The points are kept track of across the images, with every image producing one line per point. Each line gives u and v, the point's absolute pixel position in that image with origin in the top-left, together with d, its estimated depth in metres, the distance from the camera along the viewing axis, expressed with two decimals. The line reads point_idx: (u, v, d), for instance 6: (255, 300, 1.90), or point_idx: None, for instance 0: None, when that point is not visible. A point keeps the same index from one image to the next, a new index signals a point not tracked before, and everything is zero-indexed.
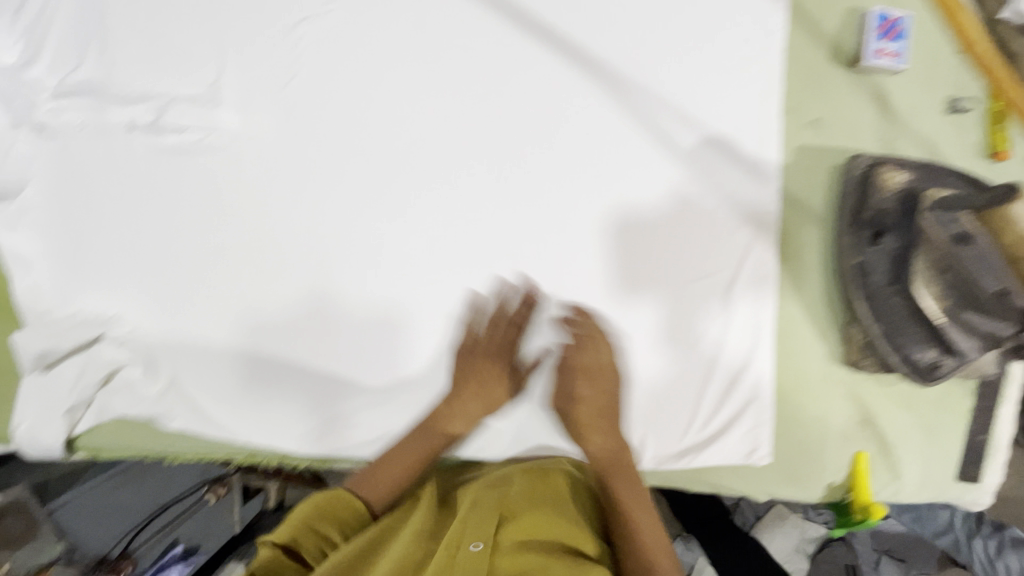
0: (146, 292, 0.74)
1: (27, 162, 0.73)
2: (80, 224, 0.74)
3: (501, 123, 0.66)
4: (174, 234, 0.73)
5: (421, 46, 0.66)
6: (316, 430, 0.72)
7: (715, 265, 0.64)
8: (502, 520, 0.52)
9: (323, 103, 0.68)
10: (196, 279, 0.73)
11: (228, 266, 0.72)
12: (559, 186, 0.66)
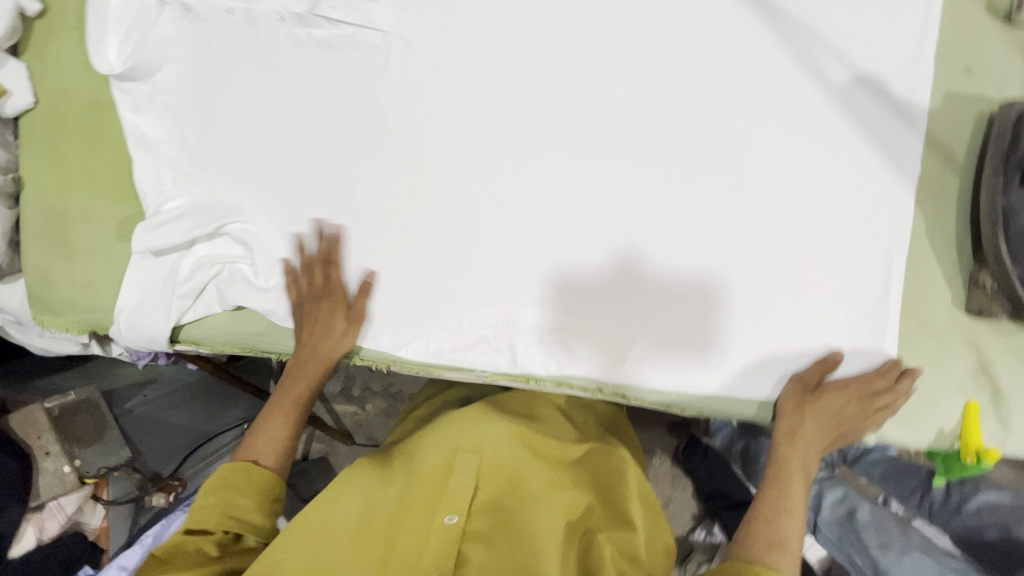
0: (268, 187, 0.74)
1: (168, 42, 0.72)
2: (211, 111, 0.73)
3: (655, 47, 0.67)
4: (306, 129, 0.72)
5: None
6: (430, 338, 0.73)
7: (854, 203, 0.66)
8: (446, 473, 0.67)
9: (480, 11, 0.69)
10: (320, 177, 0.73)
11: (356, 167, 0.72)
12: (706, 115, 0.67)
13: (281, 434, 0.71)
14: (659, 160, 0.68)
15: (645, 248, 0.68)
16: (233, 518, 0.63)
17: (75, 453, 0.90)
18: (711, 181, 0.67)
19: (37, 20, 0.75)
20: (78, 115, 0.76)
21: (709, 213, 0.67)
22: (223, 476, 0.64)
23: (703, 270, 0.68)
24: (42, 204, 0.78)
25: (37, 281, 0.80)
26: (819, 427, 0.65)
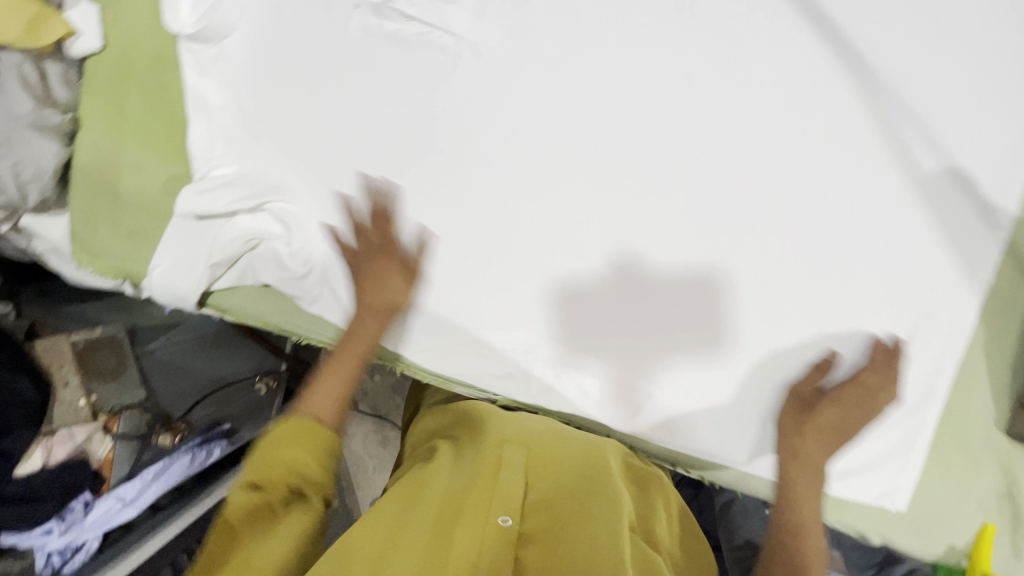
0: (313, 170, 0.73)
1: (240, 11, 0.72)
2: (271, 86, 0.73)
3: (736, 100, 0.63)
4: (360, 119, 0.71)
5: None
6: (443, 348, 0.73)
7: (913, 301, 0.62)
8: (499, 457, 0.67)
9: (557, 31, 0.65)
10: (365, 170, 0.71)
11: (405, 169, 0.70)
12: (774, 178, 0.63)
13: (348, 376, 0.66)
14: (715, 217, 0.65)
15: (681, 303, 0.66)
16: (275, 484, 0.57)
17: (93, 389, 0.94)
18: (766, 247, 0.64)
19: None
20: (143, 67, 0.76)
21: (755, 281, 0.65)
22: (282, 437, 0.58)
23: (737, 339, 0.66)
24: (94, 148, 0.78)
25: (81, 223, 0.81)
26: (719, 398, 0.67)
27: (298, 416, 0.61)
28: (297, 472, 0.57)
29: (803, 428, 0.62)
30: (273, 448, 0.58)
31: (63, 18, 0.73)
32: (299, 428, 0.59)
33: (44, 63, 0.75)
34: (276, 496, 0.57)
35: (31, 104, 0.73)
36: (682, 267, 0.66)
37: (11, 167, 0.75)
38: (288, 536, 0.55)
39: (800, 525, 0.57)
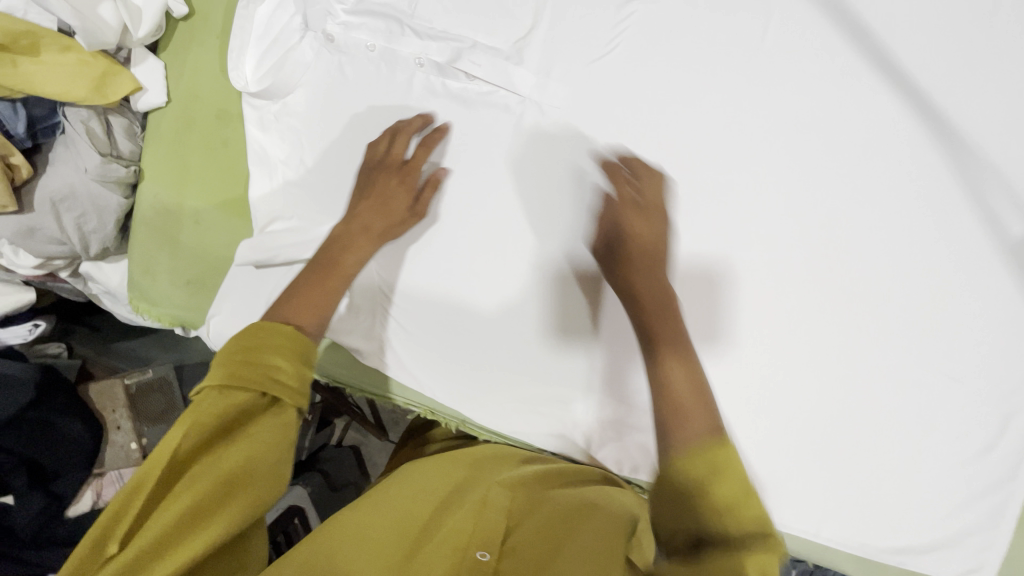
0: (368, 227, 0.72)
1: (304, 69, 0.73)
2: (329, 142, 0.73)
3: (812, 161, 0.62)
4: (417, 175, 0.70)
5: (753, 58, 0.62)
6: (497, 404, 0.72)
7: (991, 369, 0.61)
8: (484, 497, 0.54)
9: (625, 89, 0.64)
10: (421, 226, 0.70)
11: (465, 224, 0.69)
12: (846, 243, 0.61)
13: (323, 304, 0.59)
14: (785, 283, 0.62)
15: (748, 372, 0.63)
16: (276, 376, 0.49)
17: (143, 431, 0.94)
18: (838, 314, 0.62)
19: (182, 22, 0.76)
20: (205, 121, 0.77)
21: (826, 349, 0.62)
22: (270, 340, 0.50)
23: (813, 405, 0.63)
24: (155, 199, 0.80)
25: (139, 271, 0.82)
26: (644, 222, 0.61)
27: (291, 332, 0.52)
28: (284, 383, 0.49)
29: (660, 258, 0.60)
30: (286, 344, 0.51)
31: (130, 73, 0.74)
32: (304, 347, 0.52)
33: (110, 117, 0.77)
34: (273, 389, 0.49)
35: (98, 158, 0.75)
36: (750, 335, 0.62)
37: (77, 219, 0.77)
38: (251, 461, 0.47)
39: (671, 389, 0.49)
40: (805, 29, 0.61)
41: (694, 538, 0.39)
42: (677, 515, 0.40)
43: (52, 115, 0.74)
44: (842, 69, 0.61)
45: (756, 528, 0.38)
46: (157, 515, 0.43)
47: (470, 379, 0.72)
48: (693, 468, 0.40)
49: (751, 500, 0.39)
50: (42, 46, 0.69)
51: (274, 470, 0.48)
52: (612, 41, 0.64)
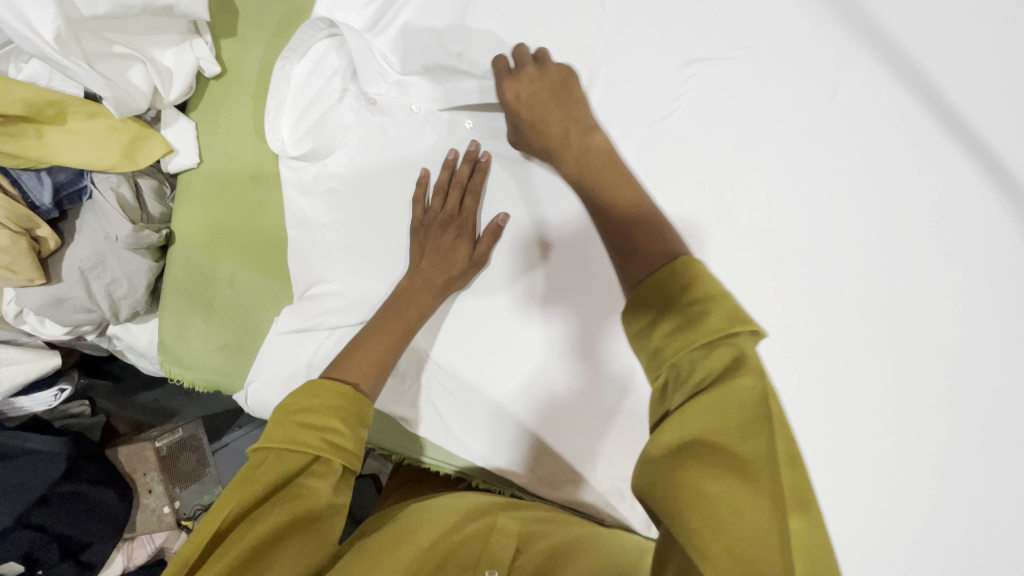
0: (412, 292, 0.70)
1: (344, 130, 0.70)
2: (371, 205, 0.71)
3: (885, 228, 0.58)
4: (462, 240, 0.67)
5: (818, 123, 0.59)
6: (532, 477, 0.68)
7: None
8: (491, 526, 0.56)
9: (682, 155, 0.62)
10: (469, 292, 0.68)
11: (506, 290, 0.67)
12: (929, 319, 0.57)
13: (379, 363, 0.61)
14: (862, 358, 0.58)
15: (825, 452, 0.59)
16: (331, 437, 0.50)
17: (175, 494, 0.91)
18: (924, 395, 0.57)
19: (213, 80, 0.73)
20: (239, 182, 0.74)
21: (911, 431, 0.57)
22: (324, 400, 0.52)
23: (891, 490, 0.58)
24: (188, 262, 0.77)
25: (171, 335, 0.79)
26: (556, 113, 0.61)
27: (347, 393, 0.53)
28: (334, 441, 0.50)
29: (613, 158, 0.59)
30: (340, 406, 0.52)
31: (161, 136, 0.71)
32: (358, 410, 0.53)
33: (139, 180, 0.74)
34: (328, 452, 0.49)
35: (129, 227, 0.71)
36: (823, 412, 0.59)
37: (108, 287, 0.74)
38: (296, 530, 0.45)
39: (612, 220, 0.53)
40: (874, 92, 0.58)
41: (693, 437, 0.36)
42: (643, 330, 0.43)
43: (78, 180, 0.71)
44: (921, 133, 0.57)
45: (728, 362, 0.37)
46: (201, 571, 0.41)
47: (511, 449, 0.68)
48: (644, 298, 0.43)
49: (737, 415, 0.35)
50: (68, 114, 0.65)
51: (316, 539, 0.46)
52: (669, 106, 0.62)
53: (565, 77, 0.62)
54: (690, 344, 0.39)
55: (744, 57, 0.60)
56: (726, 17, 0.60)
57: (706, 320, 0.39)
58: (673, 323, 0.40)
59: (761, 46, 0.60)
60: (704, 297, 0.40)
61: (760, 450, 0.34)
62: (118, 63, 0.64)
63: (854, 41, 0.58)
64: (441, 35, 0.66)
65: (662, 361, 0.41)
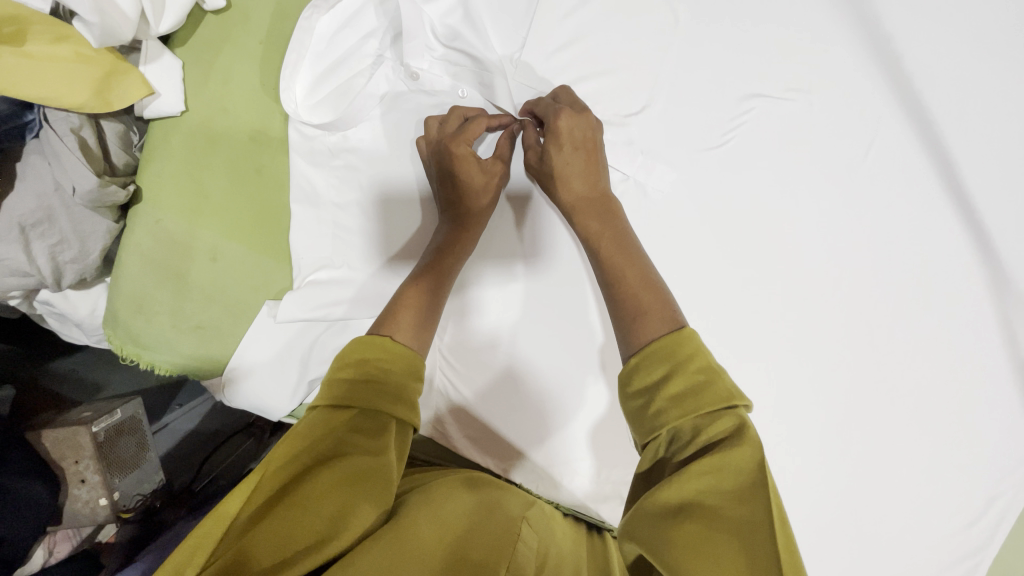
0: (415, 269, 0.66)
1: (376, 101, 0.64)
2: (395, 190, 0.65)
3: (877, 281, 0.64)
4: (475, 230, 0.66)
5: (836, 178, 0.63)
6: (549, 464, 0.67)
7: (995, 488, 0.66)
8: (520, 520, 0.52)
9: (711, 188, 0.63)
10: (496, 286, 0.66)
11: (540, 275, 0.65)
12: (910, 364, 0.65)
13: (422, 324, 0.53)
14: (850, 391, 0.66)
15: (806, 468, 0.67)
16: (373, 392, 0.45)
17: (113, 485, 0.77)
18: (894, 426, 0.66)
19: (212, 14, 0.63)
20: (233, 142, 0.64)
21: (876, 457, 0.67)
22: (365, 354, 0.47)
23: (838, 503, 0.67)
24: (158, 227, 0.64)
25: (127, 312, 0.65)
26: (575, 169, 0.60)
27: (392, 349, 0.48)
28: (380, 399, 0.45)
29: (621, 228, 0.59)
30: (385, 361, 0.47)
31: (141, 74, 0.59)
32: (405, 364, 0.48)
33: (102, 123, 0.62)
34: (372, 406, 0.44)
35: (94, 180, 0.59)
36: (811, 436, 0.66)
37: (53, 248, 0.60)
38: (340, 488, 0.41)
39: (622, 278, 0.55)
40: (886, 159, 0.63)
41: (691, 498, 0.38)
42: (645, 389, 0.45)
43: (22, 113, 0.59)
44: (931, 197, 0.63)
45: (729, 431, 0.40)
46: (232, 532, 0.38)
47: (510, 438, 0.68)
48: (652, 362, 0.45)
49: (732, 480, 0.37)
50: (30, 35, 0.52)
51: (367, 499, 0.42)
52: (708, 137, 0.63)
53: (590, 139, 0.60)
54: (692, 410, 0.41)
55: (783, 103, 0.63)
56: (789, 57, 0.63)
57: (706, 391, 0.42)
58: (675, 390, 0.43)
59: (799, 96, 0.63)
60: (708, 369, 0.43)
61: (755, 514, 0.35)
62: None
63: (877, 108, 0.63)
64: (497, 23, 0.63)
65: (662, 424, 0.43)
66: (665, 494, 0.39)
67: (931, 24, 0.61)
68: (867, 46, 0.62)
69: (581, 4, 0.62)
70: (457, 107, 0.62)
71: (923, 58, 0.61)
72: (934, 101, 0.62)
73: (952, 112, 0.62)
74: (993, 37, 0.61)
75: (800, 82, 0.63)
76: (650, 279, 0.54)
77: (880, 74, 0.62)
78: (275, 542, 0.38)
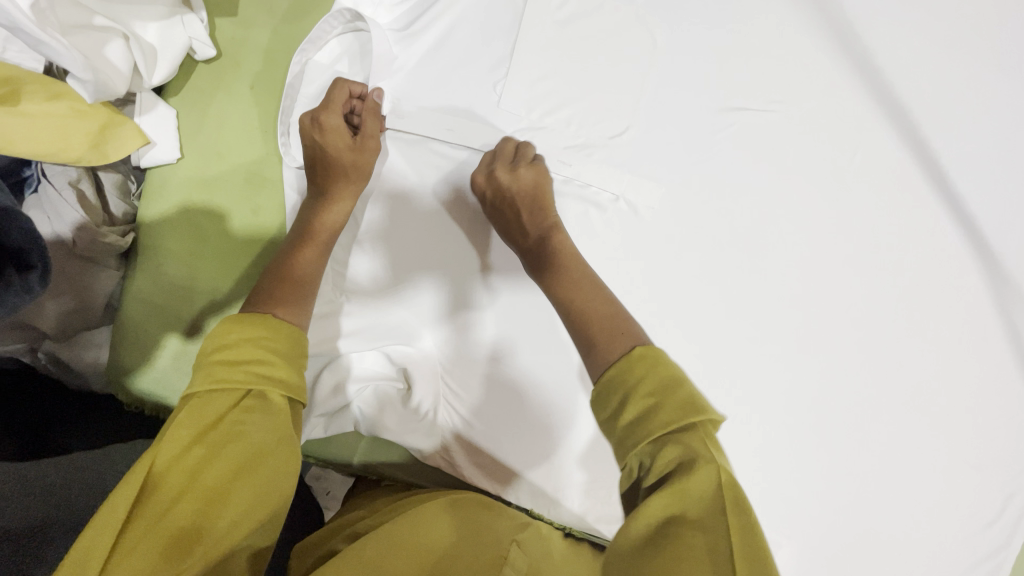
0: (411, 296, 0.66)
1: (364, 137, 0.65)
2: (395, 223, 0.66)
3: (866, 281, 0.64)
4: (472, 255, 0.66)
5: (815, 183, 0.64)
6: (537, 489, 0.67)
7: (999, 482, 0.66)
8: (503, 557, 0.50)
9: (694, 199, 0.64)
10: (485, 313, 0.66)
11: (519, 299, 0.66)
12: (910, 364, 0.65)
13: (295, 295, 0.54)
14: (849, 393, 0.65)
15: (815, 477, 0.65)
16: (262, 370, 0.45)
17: None
18: (902, 429, 0.65)
19: (204, 63, 0.65)
20: (228, 183, 0.65)
21: (888, 461, 0.65)
22: (246, 334, 0.47)
23: (850, 510, 0.65)
24: (160, 274, 0.64)
25: (129, 357, 0.66)
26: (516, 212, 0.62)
27: (273, 324, 0.48)
28: (271, 377, 0.45)
29: (567, 259, 0.59)
30: (268, 339, 0.47)
31: (135, 123, 0.61)
32: (289, 340, 0.48)
33: (100, 174, 0.63)
34: (260, 385, 0.45)
35: (92, 232, 0.61)
36: (821, 444, 0.65)
37: (59, 302, 0.61)
38: (241, 476, 0.41)
39: (581, 301, 0.55)
40: (865, 161, 0.64)
41: (659, 526, 0.36)
42: (608, 418, 0.44)
43: (21, 168, 0.60)
44: (911, 196, 0.64)
45: (675, 461, 0.38)
46: (130, 534, 0.38)
47: (512, 461, 0.66)
48: (610, 390, 0.44)
49: (695, 507, 0.36)
50: (24, 94, 0.52)
51: (272, 484, 0.43)
52: (688, 150, 0.64)
53: (534, 179, 0.62)
54: (647, 435, 0.40)
55: (760, 114, 0.64)
56: (769, 71, 0.64)
57: (656, 415, 0.40)
58: (630, 418, 0.42)
59: (775, 106, 0.64)
60: (658, 389, 0.42)
61: (717, 542, 0.35)
62: (97, 37, 0.54)
63: (853, 113, 0.64)
64: (481, 56, 0.65)
65: (628, 452, 0.41)
66: (639, 520, 0.37)
67: (897, 31, 0.63)
68: (837, 55, 0.63)
69: (556, 32, 0.64)
70: (340, 79, 0.63)
71: (893, 63, 0.63)
72: (907, 103, 0.63)
73: (926, 114, 0.63)
74: (957, 41, 0.63)
75: (776, 93, 0.64)
76: (608, 305, 0.55)
77: (853, 81, 0.63)
78: (180, 537, 0.38)
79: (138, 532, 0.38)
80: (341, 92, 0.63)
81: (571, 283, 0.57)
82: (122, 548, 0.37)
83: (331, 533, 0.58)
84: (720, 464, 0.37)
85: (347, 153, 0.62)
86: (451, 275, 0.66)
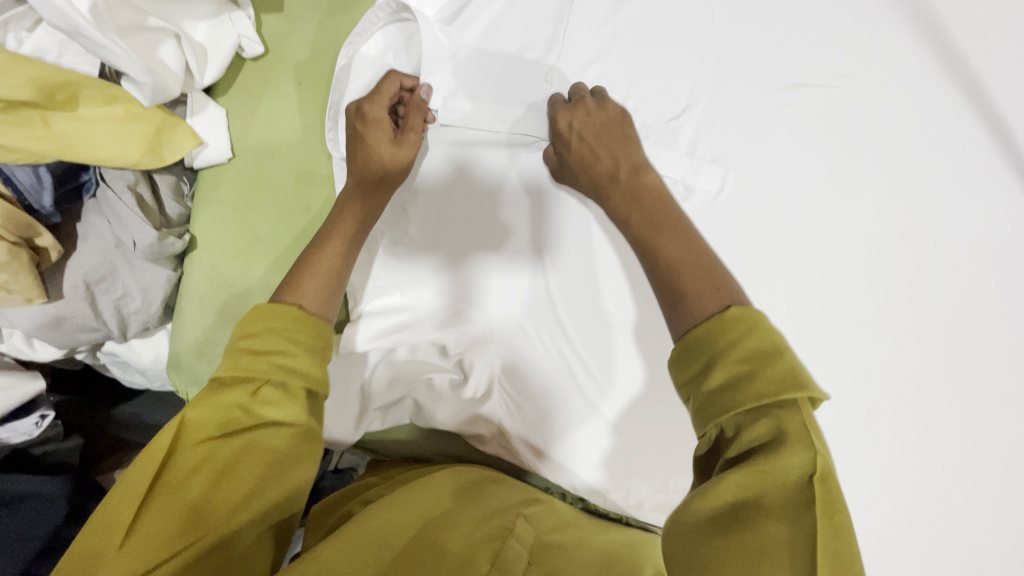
0: (460, 280, 0.66)
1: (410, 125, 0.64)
2: (441, 207, 0.65)
3: (949, 259, 0.60)
4: (514, 236, 0.65)
5: (884, 158, 0.61)
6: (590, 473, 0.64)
7: None
8: (509, 529, 0.48)
9: (756, 179, 0.62)
10: (534, 299, 0.65)
11: (574, 278, 0.64)
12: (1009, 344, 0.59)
13: (333, 285, 0.53)
14: (935, 378, 0.60)
15: (896, 468, 0.61)
16: (284, 361, 0.44)
17: None
18: (996, 427, 0.60)
19: (252, 61, 0.65)
20: (281, 179, 0.65)
21: (982, 460, 0.60)
22: (273, 322, 0.45)
23: (937, 504, 0.61)
24: (215, 271, 0.65)
25: (190, 355, 0.66)
26: (601, 141, 0.59)
27: (302, 316, 0.47)
28: (297, 369, 0.44)
29: (662, 199, 0.55)
30: (289, 328, 0.46)
31: (189, 125, 0.61)
32: (314, 331, 0.47)
33: (155, 176, 0.62)
34: (285, 377, 0.43)
35: (153, 234, 0.60)
36: (903, 432, 0.61)
37: (117, 303, 0.63)
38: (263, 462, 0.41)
39: (667, 255, 0.49)
40: (939, 133, 0.60)
41: (732, 506, 0.34)
42: (694, 376, 0.40)
43: (79, 174, 0.60)
44: (994, 166, 0.60)
45: (770, 435, 0.36)
46: (144, 521, 0.37)
47: (564, 448, 0.65)
48: (698, 347, 0.40)
49: (779, 491, 0.33)
50: (81, 99, 0.53)
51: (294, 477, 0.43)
52: (749, 129, 0.62)
53: (621, 114, 0.60)
54: (733, 409, 0.37)
55: (824, 90, 0.61)
56: (830, 45, 0.61)
57: (749, 385, 0.37)
58: (714, 384, 0.38)
59: (840, 82, 0.61)
60: (753, 355, 0.38)
61: (791, 530, 0.32)
62: (152, 38, 0.55)
63: (926, 82, 0.60)
64: (531, 42, 0.63)
65: (710, 421, 0.38)
66: (729, 490, 0.35)
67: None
68: (907, 26, 0.61)
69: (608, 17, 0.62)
70: (391, 71, 0.62)
71: (967, 32, 0.59)
72: (985, 70, 0.59)
73: (1008, 79, 0.59)
74: None
75: (840, 68, 0.61)
76: (704, 253, 0.48)
77: (924, 51, 0.60)
78: (192, 529, 0.38)
79: (150, 525, 0.37)
80: (392, 84, 0.62)
81: (666, 218, 0.53)
82: (137, 537, 0.37)
83: (341, 499, 0.58)
84: (815, 447, 0.34)
85: (385, 141, 0.60)
86: (499, 258, 0.65)
